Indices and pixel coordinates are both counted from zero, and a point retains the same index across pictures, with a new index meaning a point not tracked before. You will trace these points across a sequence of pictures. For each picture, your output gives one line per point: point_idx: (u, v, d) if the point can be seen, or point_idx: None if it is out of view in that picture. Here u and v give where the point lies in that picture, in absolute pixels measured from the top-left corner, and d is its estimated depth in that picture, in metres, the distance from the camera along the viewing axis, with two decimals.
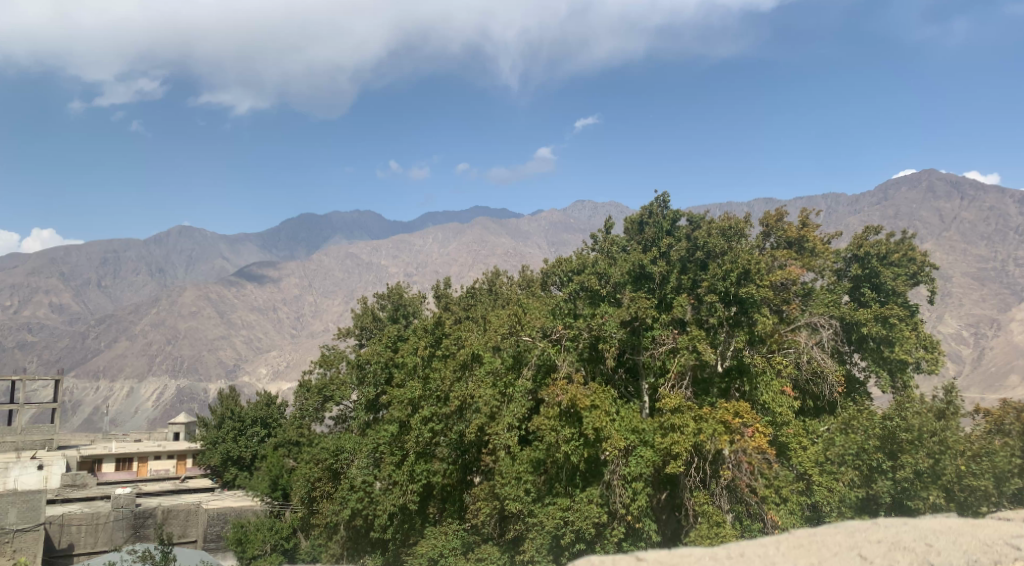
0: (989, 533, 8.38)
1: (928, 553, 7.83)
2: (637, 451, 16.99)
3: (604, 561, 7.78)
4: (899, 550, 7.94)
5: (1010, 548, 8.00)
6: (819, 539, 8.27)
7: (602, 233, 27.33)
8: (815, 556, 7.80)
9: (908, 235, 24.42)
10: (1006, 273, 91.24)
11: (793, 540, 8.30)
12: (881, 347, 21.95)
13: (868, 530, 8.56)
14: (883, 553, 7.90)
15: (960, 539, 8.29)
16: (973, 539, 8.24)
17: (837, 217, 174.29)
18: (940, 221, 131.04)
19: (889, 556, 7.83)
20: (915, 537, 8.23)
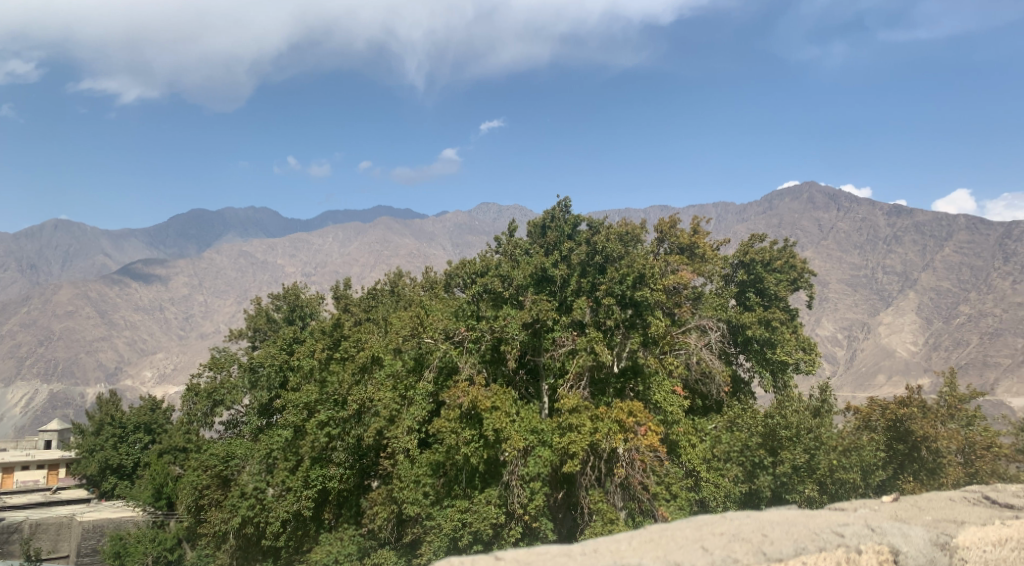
0: (819, 521, 8.68)
1: (762, 543, 8.21)
2: (536, 452, 17.28)
3: (465, 562, 7.99)
4: (738, 541, 8.29)
5: (835, 534, 8.41)
6: (668, 532, 8.62)
7: (505, 236, 27.56)
8: (661, 549, 8.18)
9: (790, 242, 25.80)
10: (876, 280, 98.75)
11: (644, 535, 8.63)
12: (764, 349, 23.16)
13: (715, 521, 8.87)
14: (724, 544, 8.25)
15: (792, 527, 8.61)
16: (804, 527, 8.57)
17: (728, 225, 183.16)
18: (819, 230, 140.12)
19: (728, 546, 8.18)
20: (753, 528, 8.55)
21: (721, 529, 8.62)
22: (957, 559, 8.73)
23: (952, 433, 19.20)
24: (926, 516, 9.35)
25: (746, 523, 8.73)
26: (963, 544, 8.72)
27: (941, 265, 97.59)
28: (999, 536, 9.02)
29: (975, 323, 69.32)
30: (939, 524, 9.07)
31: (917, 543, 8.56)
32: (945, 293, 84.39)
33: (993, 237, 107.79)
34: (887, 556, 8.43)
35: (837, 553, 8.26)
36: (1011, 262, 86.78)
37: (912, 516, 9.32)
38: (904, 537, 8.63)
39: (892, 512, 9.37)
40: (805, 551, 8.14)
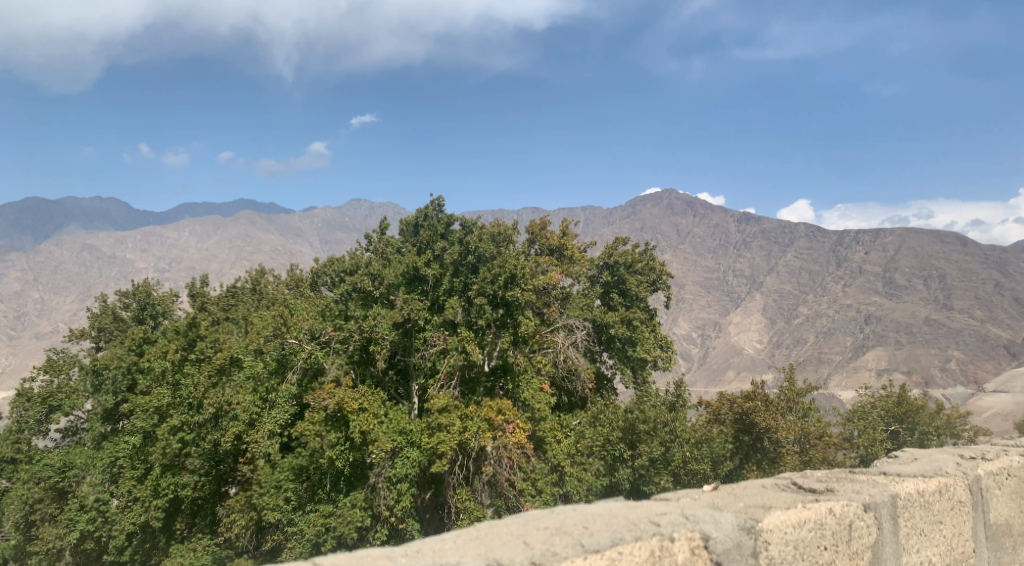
0: (639, 512, 7.41)
1: (582, 535, 7.06)
2: (404, 453, 17.07)
3: None
4: (559, 534, 7.14)
5: (653, 523, 7.19)
6: (494, 528, 7.42)
7: (375, 233, 27.06)
8: (484, 547, 7.05)
9: (650, 246, 26.97)
10: (727, 282, 105.65)
11: (470, 533, 7.46)
12: (626, 347, 24.11)
13: (543, 518, 7.52)
14: (545, 539, 7.13)
15: (612, 519, 7.36)
16: (623, 517, 7.35)
17: (593, 228, 189.71)
18: (677, 235, 147.91)
19: (549, 541, 7.06)
20: (575, 520, 7.37)
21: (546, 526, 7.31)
22: (761, 543, 7.34)
23: (790, 425, 20.78)
24: (743, 503, 7.71)
25: (569, 520, 7.37)
26: (768, 526, 7.32)
27: (783, 270, 105.82)
28: (798, 515, 7.51)
29: (812, 322, 75.77)
30: (747, 509, 7.55)
31: (726, 527, 7.25)
32: (787, 295, 91.62)
33: (827, 244, 118.14)
34: (699, 543, 7.21)
35: (651, 544, 7.19)
36: (842, 268, 95.69)
37: (726, 502, 7.77)
38: (712, 523, 7.31)
39: (708, 500, 7.81)
40: (621, 540, 6.98)
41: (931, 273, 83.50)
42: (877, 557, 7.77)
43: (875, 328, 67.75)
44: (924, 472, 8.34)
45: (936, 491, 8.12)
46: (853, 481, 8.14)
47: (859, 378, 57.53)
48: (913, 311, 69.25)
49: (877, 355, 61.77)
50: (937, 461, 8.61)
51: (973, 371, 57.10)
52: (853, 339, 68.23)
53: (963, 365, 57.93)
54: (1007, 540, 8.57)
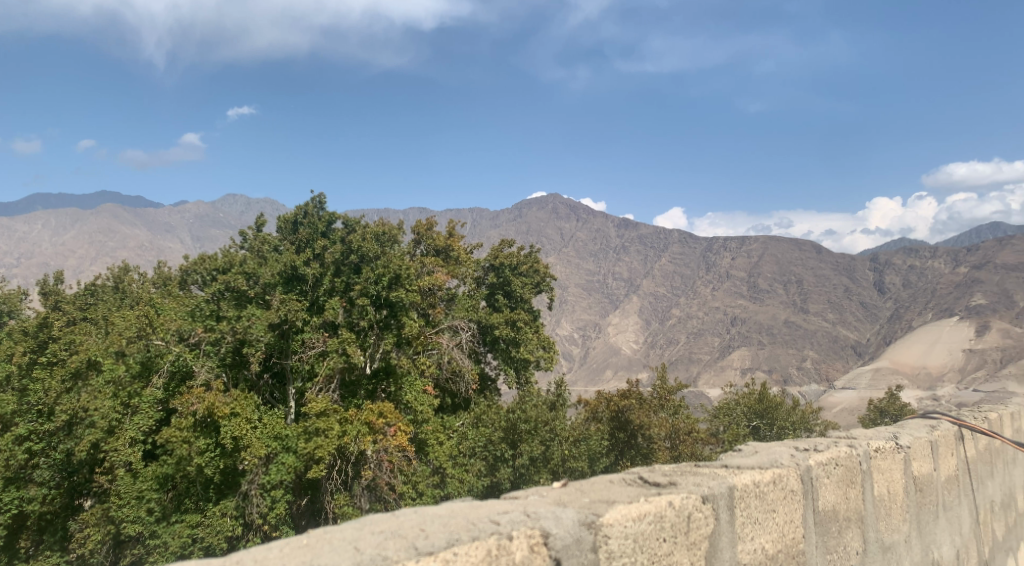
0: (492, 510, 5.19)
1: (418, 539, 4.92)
2: (279, 459, 16.42)
3: None
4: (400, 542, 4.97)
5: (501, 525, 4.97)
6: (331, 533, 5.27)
7: (251, 231, 25.95)
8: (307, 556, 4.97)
9: (535, 249, 27.37)
10: (606, 284, 108.85)
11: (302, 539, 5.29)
12: (510, 347, 24.33)
13: (382, 521, 5.33)
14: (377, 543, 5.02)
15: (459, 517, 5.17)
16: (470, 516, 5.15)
17: (479, 229, 190.75)
18: (561, 238, 151.07)
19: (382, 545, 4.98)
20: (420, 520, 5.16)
21: (381, 527, 5.09)
22: (600, 538, 5.19)
23: (662, 422, 21.68)
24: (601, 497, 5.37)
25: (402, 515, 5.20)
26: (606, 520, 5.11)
27: (659, 273, 110.37)
28: (637, 504, 5.28)
29: (684, 324, 79.34)
30: (591, 503, 5.34)
31: (568, 523, 5.07)
32: (662, 298, 95.60)
33: (700, 249, 124.46)
34: (538, 540, 5.04)
35: (490, 543, 5.04)
36: (712, 272, 100.86)
37: (567, 495, 5.51)
38: (551, 516, 5.13)
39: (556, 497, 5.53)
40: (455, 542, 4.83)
41: (790, 279, 89.77)
42: (712, 553, 5.46)
43: (741, 329, 71.93)
44: (753, 461, 5.76)
45: (769, 480, 5.72)
46: (689, 470, 5.81)
47: (725, 376, 60.97)
48: (774, 314, 74.10)
49: (742, 355, 65.52)
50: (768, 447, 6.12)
51: (825, 369, 62.29)
52: (720, 339, 72.10)
53: (816, 364, 62.91)
54: (834, 537, 6.04)
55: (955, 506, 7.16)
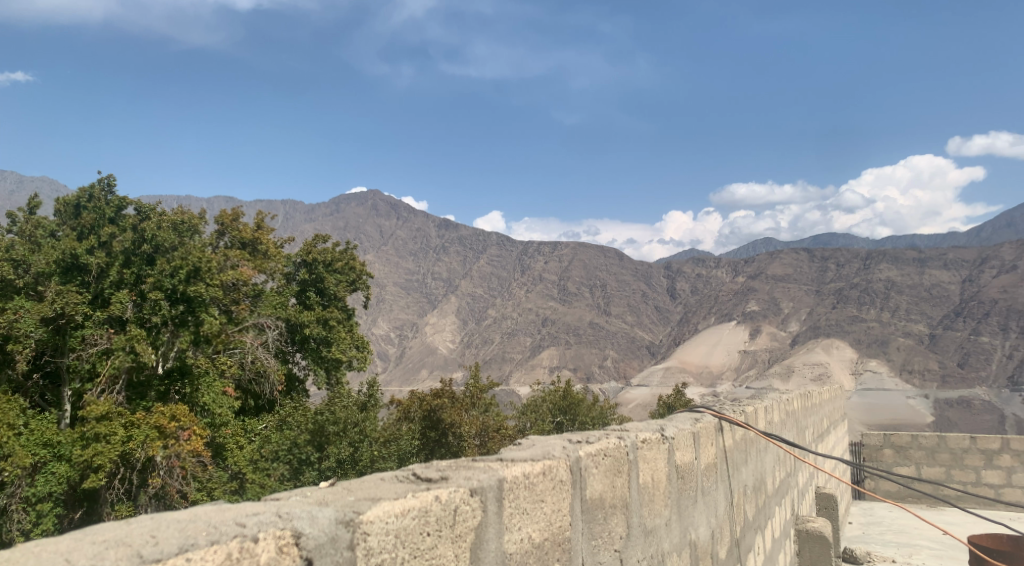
0: (263, 509, 3.06)
1: (154, 540, 2.75)
2: (48, 468, 14.66)
3: None
4: (126, 545, 2.74)
5: (249, 528, 2.87)
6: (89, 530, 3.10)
7: (22, 213, 23.03)
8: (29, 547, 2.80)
9: (351, 245, 26.76)
10: (425, 284, 108.81)
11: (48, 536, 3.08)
12: (320, 347, 23.52)
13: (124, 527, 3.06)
14: (86, 541, 2.83)
15: (202, 519, 2.99)
16: (216, 524, 2.91)
17: (294, 223, 182.81)
18: (379, 236, 148.70)
19: (115, 543, 2.75)
20: (161, 523, 2.89)
21: (104, 536, 2.81)
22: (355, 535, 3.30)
23: (472, 420, 22.00)
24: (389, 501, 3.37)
25: (134, 518, 2.95)
26: (368, 516, 3.27)
27: (476, 274, 112.21)
28: (397, 497, 3.53)
29: (498, 324, 81.18)
30: (357, 504, 3.44)
31: (327, 517, 3.04)
32: (478, 299, 97.17)
33: (515, 252, 128.52)
34: (288, 540, 2.94)
35: (228, 544, 2.81)
36: (526, 275, 104.28)
37: (329, 492, 3.60)
38: (305, 511, 3.08)
39: (331, 501, 3.44)
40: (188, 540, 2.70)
41: (597, 283, 95.29)
42: (476, 549, 3.98)
43: (551, 329, 75.02)
44: (524, 453, 5.04)
45: (539, 469, 4.66)
46: (459, 462, 4.42)
47: (534, 375, 63.37)
48: (581, 316, 78.16)
49: (550, 354, 68.50)
50: (539, 440, 5.48)
51: (624, 367, 66.86)
52: (531, 339, 74.75)
53: (616, 363, 67.29)
54: (602, 528, 5.40)
55: (714, 491, 7.88)
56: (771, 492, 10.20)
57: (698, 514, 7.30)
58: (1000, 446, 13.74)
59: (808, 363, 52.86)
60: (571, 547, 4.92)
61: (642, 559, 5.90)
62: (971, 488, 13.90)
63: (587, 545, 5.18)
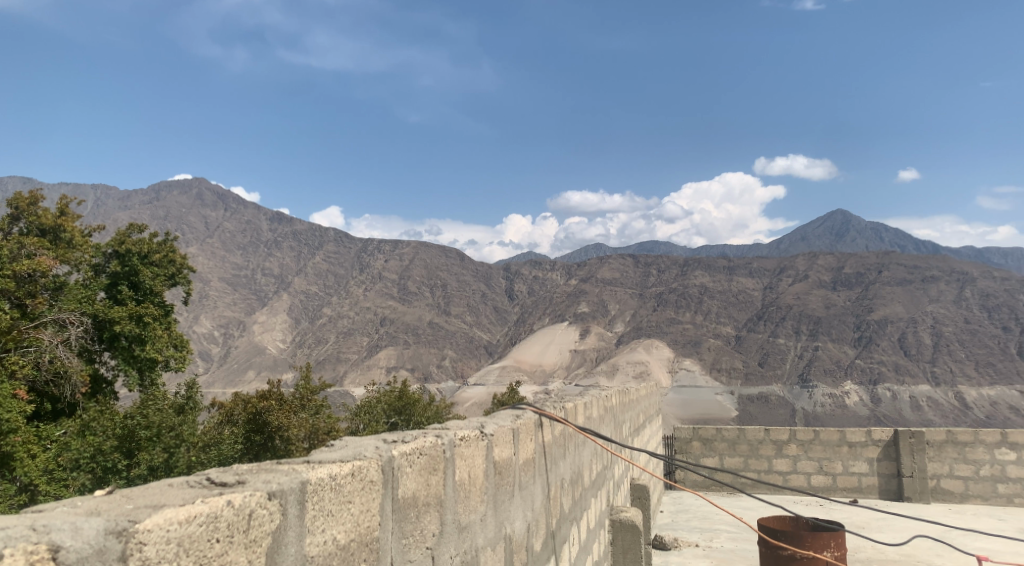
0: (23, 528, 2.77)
1: None
2: None
3: None
4: None
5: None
6: None
7: None
8: None
9: (171, 236, 24.99)
10: (254, 280, 103.37)
11: None
12: (132, 345, 21.50)
13: None
14: None
15: None
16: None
17: (106, 210, 167.08)
18: (205, 228, 139.36)
19: None
20: None
21: None
22: (131, 550, 2.93)
23: (303, 421, 21.10)
24: (162, 517, 3.03)
25: None
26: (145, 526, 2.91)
27: (311, 271, 108.34)
28: (181, 503, 3.13)
29: (334, 323, 78.89)
30: (130, 512, 3.10)
31: (91, 530, 2.80)
32: (313, 296, 93.85)
33: (353, 249, 125.67)
34: (42, 556, 2.68)
35: None
36: (364, 273, 102.18)
37: (104, 501, 3.30)
38: (66, 524, 2.81)
39: (95, 511, 3.10)
40: None
41: (436, 283, 95.43)
42: (274, 557, 3.54)
43: (389, 329, 74.11)
44: (334, 455, 4.72)
45: (347, 469, 4.15)
46: (262, 465, 4.16)
47: (369, 375, 62.27)
48: (420, 315, 77.90)
49: (387, 354, 67.66)
50: (354, 443, 5.03)
51: (461, 367, 67.45)
52: (368, 339, 73.40)
53: (453, 362, 67.74)
54: (413, 527, 5.34)
55: (530, 485, 8.13)
56: (588, 485, 10.72)
57: (513, 509, 7.49)
58: (789, 437, 15.36)
59: (631, 361, 56.19)
60: (378, 545, 4.37)
61: (454, 557, 5.95)
62: (763, 475, 15.40)
63: (396, 544, 5.06)
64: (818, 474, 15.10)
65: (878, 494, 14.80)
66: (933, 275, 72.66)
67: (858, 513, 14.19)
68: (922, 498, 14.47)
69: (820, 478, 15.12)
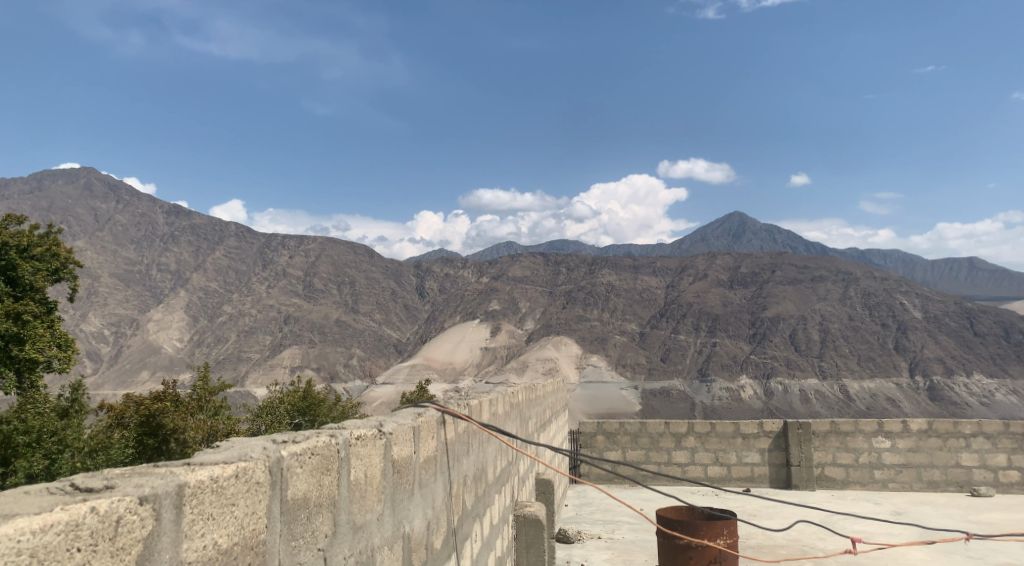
0: None
1: None
2: None
3: None
4: None
5: None
6: None
7: None
8: None
9: (55, 228, 23.45)
10: (149, 276, 98.37)
11: None
12: (9, 345, 19.99)
13: None
14: None
15: None
16: None
17: None
18: (94, 221, 131.57)
19: None
20: None
21: None
22: None
23: (199, 423, 20.22)
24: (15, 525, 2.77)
25: None
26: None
27: (211, 267, 104.14)
28: (37, 511, 2.82)
29: (234, 321, 75.94)
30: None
31: None
32: (212, 293, 90.17)
33: (257, 245, 121.68)
34: None
35: None
36: (268, 269, 98.95)
37: None
38: None
39: None
40: None
41: (343, 280, 93.59)
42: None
43: (293, 327, 72.10)
44: (214, 454, 4.08)
45: (230, 471, 3.64)
46: (137, 468, 3.80)
47: (273, 375, 60.34)
48: (326, 313, 76.12)
49: (291, 353, 65.80)
50: (242, 442, 4.48)
51: (369, 366, 66.51)
52: (272, 338, 71.14)
53: (361, 361, 66.66)
54: (304, 529, 4.47)
55: (431, 482, 8.07)
56: (492, 481, 10.74)
57: (413, 508, 7.38)
58: (687, 429, 15.91)
59: (540, 358, 56.87)
60: (267, 549, 3.90)
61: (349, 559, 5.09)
62: (663, 468, 15.92)
63: (283, 550, 4.21)
64: (714, 465, 15.72)
65: (769, 483, 15.53)
66: (821, 274, 77.04)
67: (750, 501, 14.87)
68: (808, 486, 15.27)
69: (715, 469, 15.74)
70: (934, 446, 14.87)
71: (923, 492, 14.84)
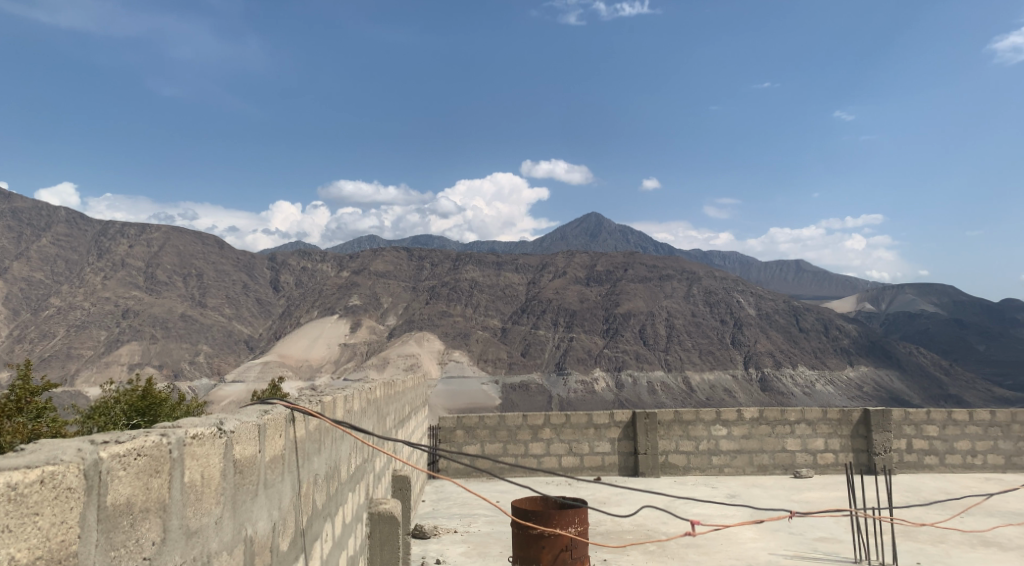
0: None
1: None
2: None
3: None
4: None
5: None
6: None
7: None
8: None
9: None
10: None
11: None
12: None
13: None
14: None
15: None
16: None
17: None
18: None
19: None
20: None
21: None
22: None
23: (16, 427, 18.27)
24: None
25: None
26: None
27: (36, 257, 94.50)
28: None
29: (63, 316, 69.29)
30: None
31: None
32: (37, 283, 81.51)
33: (90, 233, 111.84)
34: None
35: None
36: (103, 259, 90.96)
37: None
38: None
39: None
40: None
41: (190, 272, 88.04)
42: None
43: (132, 322, 66.84)
44: (16, 456, 3.67)
45: (33, 477, 3.31)
46: None
47: (108, 372, 55.59)
48: (170, 306, 71.19)
49: (130, 350, 61.05)
50: (55, 443, 4.08)
51: (217, 363, 63.04)
52: (107, 333, 65.52)
53: (208, 359, 63.21)
54: (126, 537, 3.94)
55: (277, 482, 7.76)
56: (344, 479, 10.48)
57: (256, 509, 7.07)
58: (544, 422, 16.32)
59: (401, 354, 56.27)
60: (80, 560, 3.58)
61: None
62: (519, 460, 16.25)
63: (97, 564, 3.71)
64: (567, 455, 16.25)
65: (617, 471, 16.22)
66: (668, 274, 81.60)
67: (600, 489, 15.51)
68: (653, 472, 16.12)
69: (569, 459, 16.26)
70: (764, 432, 16.17)
71: (754, 475, 16.08)
